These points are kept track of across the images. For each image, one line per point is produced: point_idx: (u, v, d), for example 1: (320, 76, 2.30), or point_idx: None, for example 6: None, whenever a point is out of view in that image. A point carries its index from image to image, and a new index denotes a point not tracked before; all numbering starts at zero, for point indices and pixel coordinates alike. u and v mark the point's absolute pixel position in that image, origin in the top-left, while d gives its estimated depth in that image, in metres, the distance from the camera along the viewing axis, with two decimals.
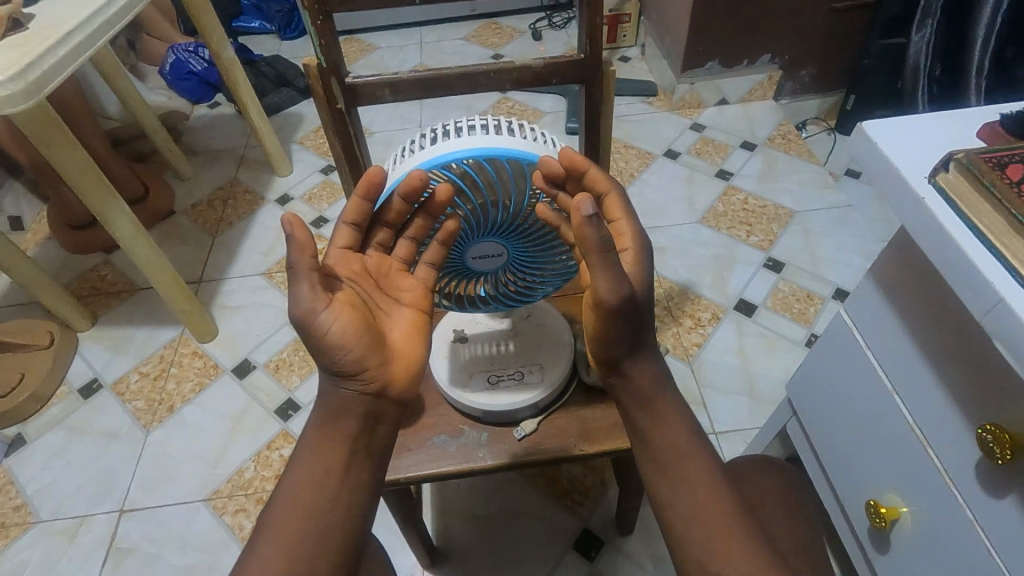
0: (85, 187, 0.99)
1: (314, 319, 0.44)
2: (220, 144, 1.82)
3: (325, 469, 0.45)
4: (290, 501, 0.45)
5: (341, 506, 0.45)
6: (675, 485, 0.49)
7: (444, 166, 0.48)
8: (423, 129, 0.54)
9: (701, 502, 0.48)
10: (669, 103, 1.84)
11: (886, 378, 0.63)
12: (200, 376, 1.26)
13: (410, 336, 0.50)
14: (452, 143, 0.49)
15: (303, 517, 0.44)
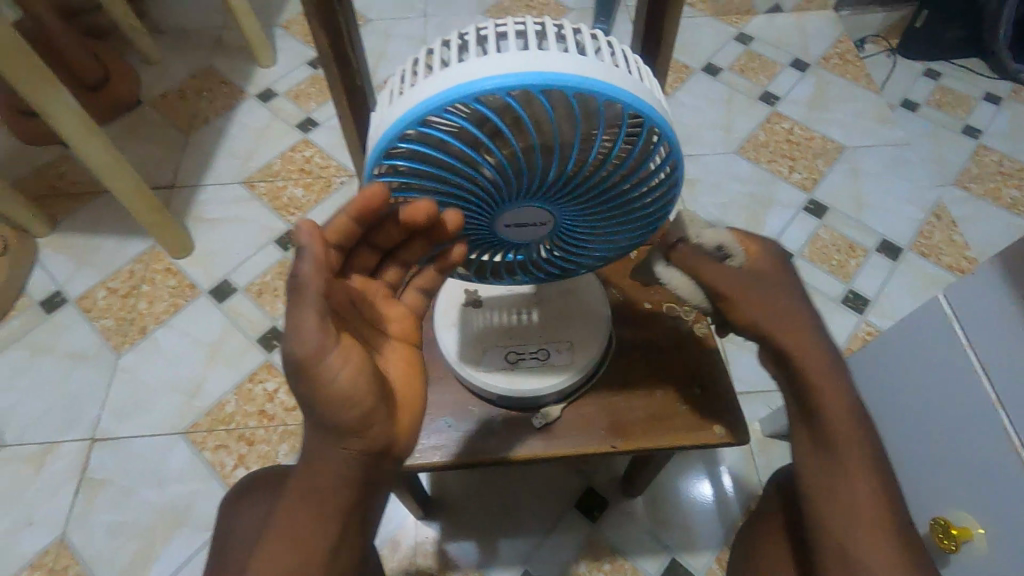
0: (14, 71, 0.81)
1: (321, 368, 0.36)
2: (191, 22, 1.57)
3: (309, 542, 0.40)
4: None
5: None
6: (824, 463, 0.44)
7: (478, 97, 0.32)
8: (445, 37, 0.38)
9: (844, 484, 0.43)
10: (713, 6, 1.59)
11: (989, 387, 0.52)
12: (175, 295, 1.14)
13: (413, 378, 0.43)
14: (485, 59, 0.33)
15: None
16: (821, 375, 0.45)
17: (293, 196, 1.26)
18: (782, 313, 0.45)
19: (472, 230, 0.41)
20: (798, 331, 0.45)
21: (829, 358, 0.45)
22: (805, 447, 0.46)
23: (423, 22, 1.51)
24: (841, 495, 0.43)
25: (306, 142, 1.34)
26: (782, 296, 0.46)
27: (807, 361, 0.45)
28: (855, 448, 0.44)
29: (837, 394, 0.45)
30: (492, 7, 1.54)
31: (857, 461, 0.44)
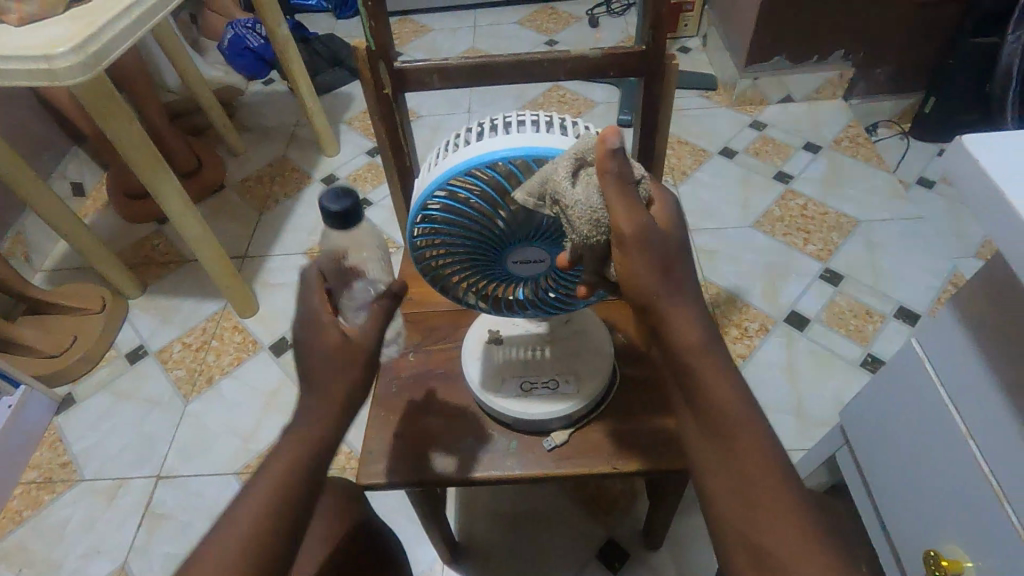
0: (138, 161, 1.00)
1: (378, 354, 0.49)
2: (272, 121, 1.84)
3: (278, 510, 0.42)
4: (234, 539, 0.41)
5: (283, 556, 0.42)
6: (716, 450, 0.43)
7: (491, 164, 0.44)
8: (468, 125, 0.51)
9: (738, 474, 0.42)
10: (729, 98, 1.75)
11: (961, 420, 0.57)
12: (239, 350, 1.28)
13: None
14: (496, 139, 0.46)
15: (244, 558, 0.40)
16: (701, 350, 0.43)
17: None
18: (668, 282, 0.42)
19: (489, 267, 0.52)
20: (679, 299, 0.43)
21: (706, 331, 0.43)
22: (696, 434, 0.44)
23: (467, 116, 1.72)
24: (734, 483, 0.42)
25: None
26: (673, 257, 0.43)
27: (686, 337, 0.43)
28: (744, 433, 0.42)
29: (718, 371, 0.43)
30: (528, 103, 1.75)
31: (749, 446, 0.42)
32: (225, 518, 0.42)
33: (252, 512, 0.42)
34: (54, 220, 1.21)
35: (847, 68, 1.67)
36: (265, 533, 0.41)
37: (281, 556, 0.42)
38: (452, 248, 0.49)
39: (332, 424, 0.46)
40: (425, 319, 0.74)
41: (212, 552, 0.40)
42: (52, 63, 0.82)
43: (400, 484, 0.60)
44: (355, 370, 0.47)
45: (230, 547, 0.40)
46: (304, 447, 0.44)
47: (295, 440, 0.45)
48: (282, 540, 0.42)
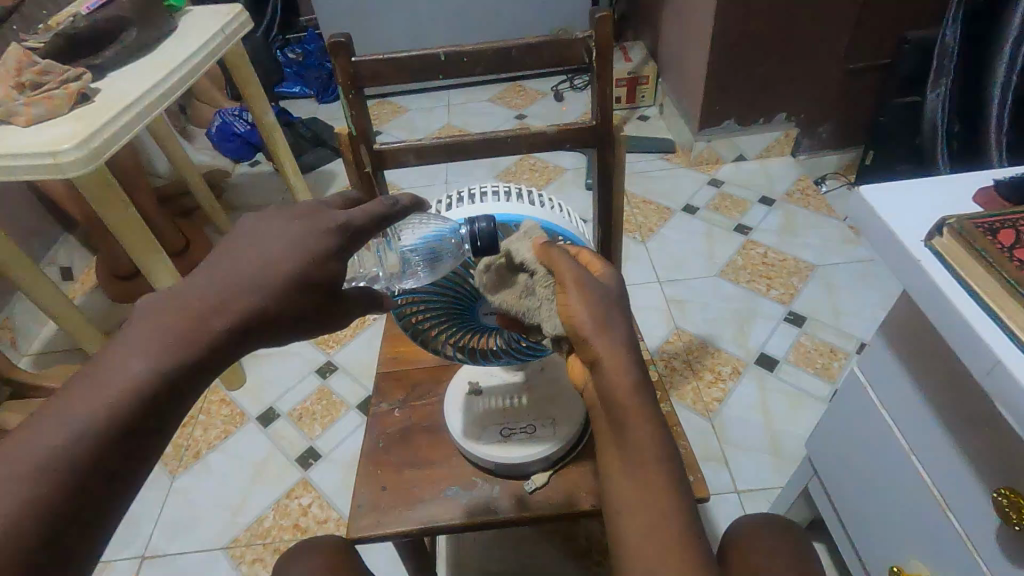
0: (132, 243, 1.06)
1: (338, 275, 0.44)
2: (258, 199, 1.93)
3: (106, 426, 0.34)
4: (32, 449, 0.32)
5: (95, 493, 0.33)
6: (634, 482, 0.48)
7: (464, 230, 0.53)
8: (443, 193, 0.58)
9: (652, 507, 0.47)
10: (687, 159, 1.89)
11: (903, 440, 0.62)
12: (227, 423, 1.29)
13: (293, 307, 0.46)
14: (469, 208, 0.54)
15: (34, 477, 0.32)
16: (631, 401, 0.47)
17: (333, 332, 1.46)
18: (601, 327, 0.47)
19: (463, 320, 0.57)
20: (612, 348, 0.47)
21: (639, 383, 0.47)
22: (619, 469, 0.49)
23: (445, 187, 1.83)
24: (643, 513, 0.47)
25: None
26: (609, 314, 0.48)
27: (619, 390, 0.47)
28: (662, 474, 0.47)
29: (645, 418, 0.48)
30: (501, 172, 1.87)
31: (661, 485, 0.47)
32: (34, 419, 0.33)
33: (69, 421, 0.33)
34: (46, 303, 1.24)
35: (791, 128, 1.82)
36: (80, 451, 0.33)
37: (90, 489, 0.33)
38: (430, 305, 0.55)
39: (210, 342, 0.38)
40: (409, 377, 0.78)
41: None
42: (57, 158, 0.90)
43: (389, 536, 0.62)
44: (266, 287, 0.41)
45: (17, 460, 0.32)
46: (166, 358, 0.36)
47: (154, 347, 0.36)
48: (103, 466, 0.34)
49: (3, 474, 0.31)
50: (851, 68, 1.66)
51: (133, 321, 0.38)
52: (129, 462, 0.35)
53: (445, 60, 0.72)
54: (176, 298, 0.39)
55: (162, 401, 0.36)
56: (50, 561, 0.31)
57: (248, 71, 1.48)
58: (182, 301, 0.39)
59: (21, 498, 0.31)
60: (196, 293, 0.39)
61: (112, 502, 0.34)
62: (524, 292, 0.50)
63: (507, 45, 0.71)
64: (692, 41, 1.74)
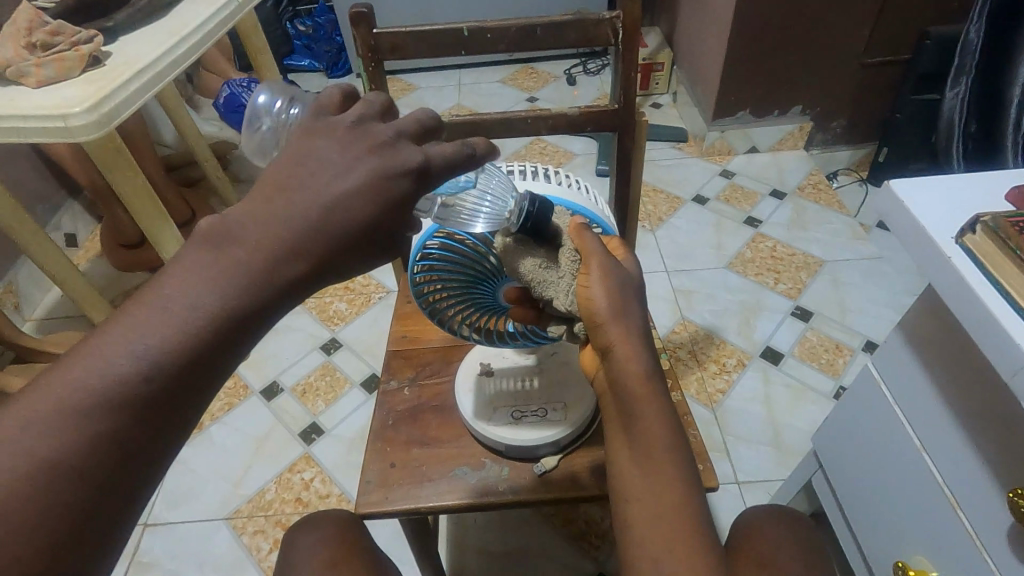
0: (141, 210, 1.05)
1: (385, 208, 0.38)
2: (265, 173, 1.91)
3: (153, 374, 0.32)
4: (80, 387, 0.31)
5: (144, 438, 0.32)
6: (641, 471, 0.49)
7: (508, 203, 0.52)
8: None
9: (657, 494, 0.48)
10: (699, 149, 1.87)
11: (915, 438, 0.62)
12: (230, 395, 1.29)
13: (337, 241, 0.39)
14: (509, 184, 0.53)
15: (83, 417, 0.31)
16: (642, 391, 0.49)
17: (337, 309, 1.46)
18: (621, 314, 0.48)
19: (482, 299, 0.57)
20: (625, 336, 0.48)
21: (649, 375, 0.49)
22: (628, 457, 0.50)
23: None
24: (648, 499, 0.48)
25: None
26: (630, 298, 0.49)
27: (632, 381, 0.48)
28: (670, 464, 0.49)
29: (655, 408, 0.49)
30: (511, 154, 1.86)
31: (666, 475, 0.48)
32: (84, 354, 0.32)
33: (118, 364, 0.32)
34: (52, 269, 1.24)
35: (806, 122, 1.80)
36: (127, 399, 0.32)
37: (138, 434, 0.32)
38: (448, 280, 0.54)
39: (264, 291, 0.35)
40: (418, 356, 0.78)
41: (42, 392, 0.31)
42: (69, 122, 0.88)
43: (397, 512, 0.63)
44: (324, 234, 0.36)
45: (69, 395, 0.31)
46: (218, 305, 0.34)
47: (204, 292, 0.33)
48: (151, 414, 0.32)
49: (59, 405, 0.31)
50: (870, 62, 1.64)
51: (193, 250, 0.35)
52: (178, 410, 0.33)
53: (468, 35, 0.71)
54: (236, 232, 0.35)
55: (211, 348, 0.34)
56: (101, 500, 0.31)
57: (260, 41, 1.45)
58: (238, 241, 0.35)
59: (72, 440, 0.31)
60: (257, 232, 0.35)
61: (159, 447, 0.33)
62: (548, 261, 0.49)
63: (531, 23, 0.70)
64: (710, 28, 1.71)
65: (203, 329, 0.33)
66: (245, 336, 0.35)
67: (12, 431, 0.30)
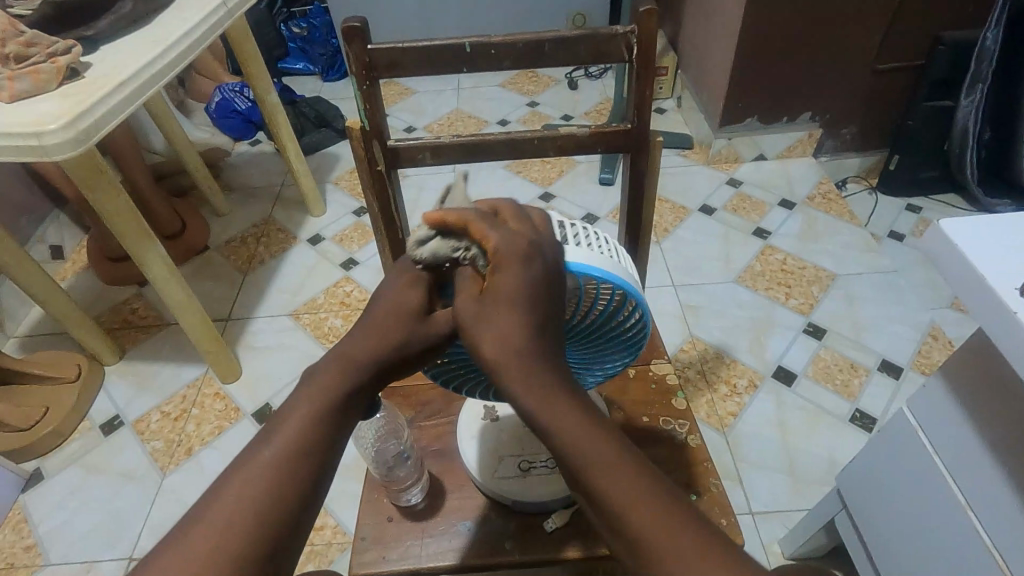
0: (122, 230, 0.99)
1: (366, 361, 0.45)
2: (258, 181, 1.86)
3: (269, 498, 0.39)
4: (211, 527, 0.37)
5: (276, 555, 0.38)
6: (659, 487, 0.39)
7: None
8: None
9: (669, 535, 0.36)
10: (705, 156, 1.82)
11: (959, 493, 0.56)
12: (220, 418, 1.24)
13: (334, 386, 0.43)
14: None
15: (215, 551, 0.36)
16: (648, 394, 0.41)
17: (332, 326, 1.41)
18: None
19: None
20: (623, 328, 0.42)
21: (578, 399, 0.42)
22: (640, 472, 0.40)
23: (453, 175, 1.78)
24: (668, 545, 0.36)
25: (347, 279, 1.51)
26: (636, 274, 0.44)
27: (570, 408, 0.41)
28: (660, 489, 0.38)
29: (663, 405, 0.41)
30: (512, 162, 1.80)
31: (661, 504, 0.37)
32: (191, 534, 0.37)
33: (226, 526, 0.37)
34: (32, 287, 1.18)
35: (815, 129, 1.75)
36: (255, 517, 0.38)
37: (271, 550, 0.38)
38: (461, 356, 0.51)
39: (341, 397, 0.43)
40: (416, 393, 0.73)
41: (175, 545, 0.37)
42: (42, 139, 0.83)
43: (394, 574, 0.58)
44: (388, 339, 0.45)
45: (200, 535, 0.37)
46: (304, 427, 0.42)
47: (254, 482, 0.39)
48: (279, 529, 0.38)
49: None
50: (882, 67, 1.59)
51: (266, 439, 0.41)
52: (298, 518, 0.39)
53: (471, 51, 0.66)
54: (284, 415, 0.42)
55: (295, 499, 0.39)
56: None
57: (250, 47, 1.40)
58: (309, 375, 0.45)
59: (217, 565, 0.36)
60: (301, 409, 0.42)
61: (287, 559, 0.38)
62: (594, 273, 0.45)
63: (539, 37, 0.65)
64: (717, 33, 1.66)
65: (296, 448, 0.41)
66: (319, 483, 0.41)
67: None
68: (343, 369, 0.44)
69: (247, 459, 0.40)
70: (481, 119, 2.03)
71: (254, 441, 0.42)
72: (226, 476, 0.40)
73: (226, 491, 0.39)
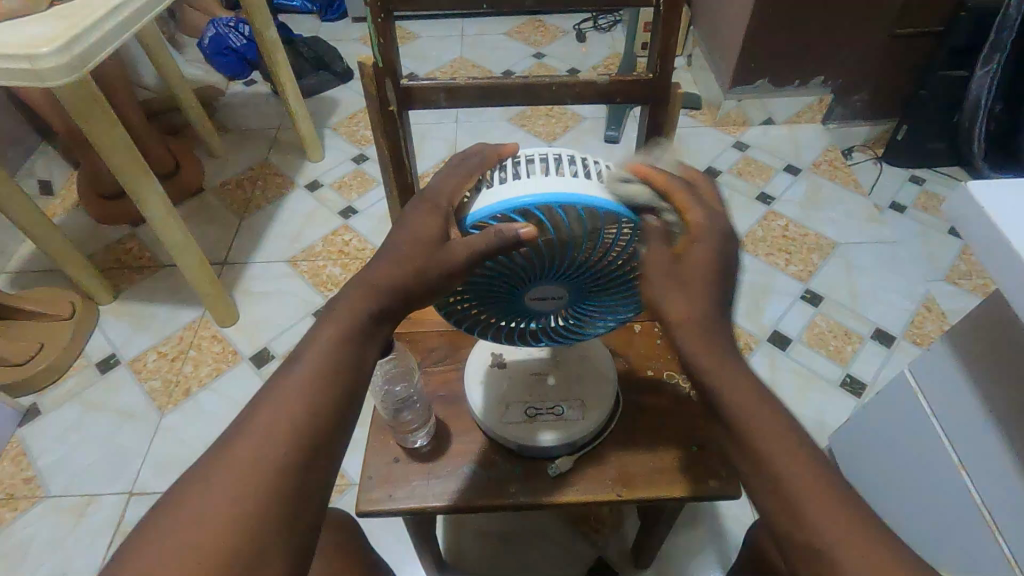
0: (119, 166, 0.96)
1: (382, 293, 0.45)
2: (255, 123, 1.80)
3: (301, 417, 0.40)
4: (249, 445, 0.39)
5: (312, 469, 0.39)
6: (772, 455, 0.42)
7: (515, 210, 0.46)
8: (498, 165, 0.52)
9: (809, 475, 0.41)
10: (713, 117, 1.79)
11: (953, 453, 0.59)
12: (218, 361, 1.24)
13: (354, 317, 0.44)
14: (525, 184, 0.46)
15: (253, 466, 0.38)
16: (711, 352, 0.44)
17: (331, 274, 1.40)
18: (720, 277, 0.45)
19: (509, 305, 0.53)
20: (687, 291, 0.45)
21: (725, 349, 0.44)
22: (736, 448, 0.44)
23: (455, 126, 1.73)
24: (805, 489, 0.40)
25: (346, 227, 1.49)
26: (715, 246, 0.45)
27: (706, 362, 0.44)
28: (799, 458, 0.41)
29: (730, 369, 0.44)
30: (516, 115, 1.76)
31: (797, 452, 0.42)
32: (229, 453, 0.38)
33: (263, 443, 0.39)
34: (24, 222, 1.15)
35: (826, 94, 1.72)
36: (290, 436, 0.39)
37: (307, 465, 0.39)
38: (476, 294, 0.51)
39: (362, 330, 0.45)
40: (422, 339, 0.73)
41: (213, 462, 0.38)
42: (34, 64, 0.79)
43: (400, 512, 0.59)
44: (408, 268, 0.45)
45: (237, 453, 0.38)
46: (330, 353, 0.43)
47: (286, 405, 0.40)
48: (313, 447, 0.40)
49: (229, 490, 0.37)
50: (901, 33, 1.55)
51: (292, 368, 0.43)
52: (329, 436, 0.41)
53: None
54: (307, 346, 0.44)
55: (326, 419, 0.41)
56: (303, 528, 0.38)
57: None
58: (331, 307, 0.46)
59: (257, 478, 0.37)
60: (323, 338, 0.43)
61: (326, 473, 0.40)
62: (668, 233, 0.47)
63: None
64: None
65: (323, 372, 0.42)
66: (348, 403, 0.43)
67: (188, 520, 0.36)
68: (360, 301, 0.45)
69: (277, 386, 0.42)
70: (486, 69, 1.97)
71: (280, 368, 0.43)
72: (257, 402, 0.41)
73: (259, 414, 0.40)
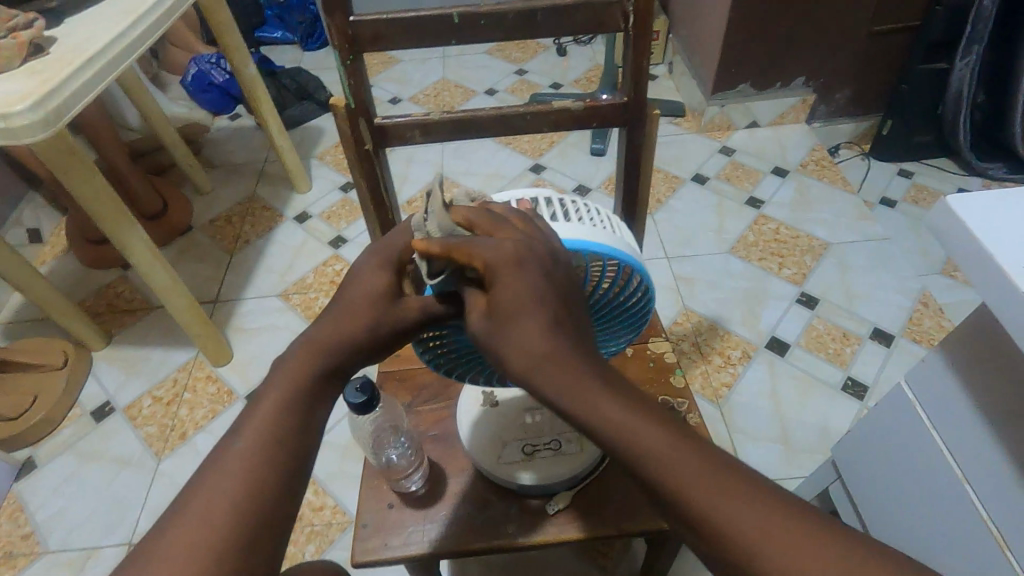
0: (102, 215, 0.96)
1: (331, 345, 0.45)
2: (241, 158, 1.80)
3: (247, 487, 0.39)
4: (191, 523, 0.38)
5: (259, 544, 0.38)
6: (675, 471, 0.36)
7: None
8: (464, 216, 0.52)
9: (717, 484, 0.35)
10: (697, 124, 1.79)
11: (956, 465, 0.57)
12: (213, 402, 1.23)
13: (296, 377, 0.44)
14: None
15: (198, 545, 0.37)
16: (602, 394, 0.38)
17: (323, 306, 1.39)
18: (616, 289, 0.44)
19: None
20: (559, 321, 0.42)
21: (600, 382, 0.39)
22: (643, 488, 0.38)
23: (441, 149, 1.73)
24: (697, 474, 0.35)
25: (337, 257, 1.49)
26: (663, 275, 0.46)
27: (572, 393, 0.39)
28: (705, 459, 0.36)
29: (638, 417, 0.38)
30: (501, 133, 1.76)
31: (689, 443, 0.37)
32: (171, 533, 0.37)
33: (206, 519, 0.38)
34: (12, 274, 1.15)
35: (809, 94, 1.72)
36: (236, 505, 0.38)
37: (254, 542, 0.38)
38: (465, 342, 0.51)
39: (311, 387, 0.44)
40: (414, 378, 0.72)
41: (155, 548, 0.37)
42: (9, 123, 0.78)
43: (397, 560, 0.58)
44: (359, 321, 0.45)
45: (178, 534, 0.37)
46: (274, 417, 0.42)
47: (231, 475, 0.39)
48: (262, 515, 0.39)
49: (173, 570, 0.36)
50: (878, 30, 1.55)
51: (234, 437, 0.42)
52: (279, 506, 0.40)
53: (460, 22, 0.62)
54: (250, 412, 0.42)
55: (274, 484, 0.40)
56: None
57: (225, 16, 1.34)
58: (277, 366, 0.45)
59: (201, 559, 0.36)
60: (267, 401, 0.43)
61: (281, 537, 0.39)
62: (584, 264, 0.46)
63: (531, 7, 0.61)
64: None
65: (269, 438, 0.41)
66: (299, 466, 0.42)
67: None
68: (311, 357, 0.44)
69: (221, 456, 0.41)
70: (468, 89, 1.97)
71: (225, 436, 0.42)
72: (197, 476, 0.40)
73: (201, 489, 0.39)
